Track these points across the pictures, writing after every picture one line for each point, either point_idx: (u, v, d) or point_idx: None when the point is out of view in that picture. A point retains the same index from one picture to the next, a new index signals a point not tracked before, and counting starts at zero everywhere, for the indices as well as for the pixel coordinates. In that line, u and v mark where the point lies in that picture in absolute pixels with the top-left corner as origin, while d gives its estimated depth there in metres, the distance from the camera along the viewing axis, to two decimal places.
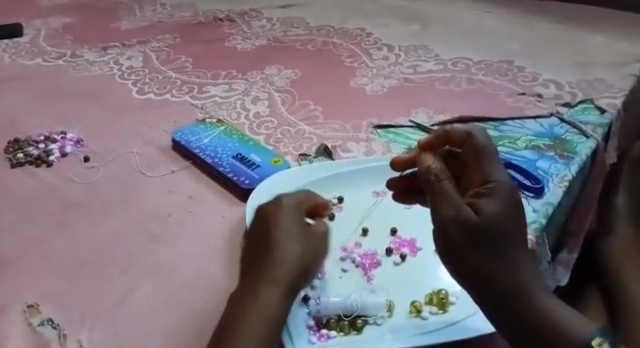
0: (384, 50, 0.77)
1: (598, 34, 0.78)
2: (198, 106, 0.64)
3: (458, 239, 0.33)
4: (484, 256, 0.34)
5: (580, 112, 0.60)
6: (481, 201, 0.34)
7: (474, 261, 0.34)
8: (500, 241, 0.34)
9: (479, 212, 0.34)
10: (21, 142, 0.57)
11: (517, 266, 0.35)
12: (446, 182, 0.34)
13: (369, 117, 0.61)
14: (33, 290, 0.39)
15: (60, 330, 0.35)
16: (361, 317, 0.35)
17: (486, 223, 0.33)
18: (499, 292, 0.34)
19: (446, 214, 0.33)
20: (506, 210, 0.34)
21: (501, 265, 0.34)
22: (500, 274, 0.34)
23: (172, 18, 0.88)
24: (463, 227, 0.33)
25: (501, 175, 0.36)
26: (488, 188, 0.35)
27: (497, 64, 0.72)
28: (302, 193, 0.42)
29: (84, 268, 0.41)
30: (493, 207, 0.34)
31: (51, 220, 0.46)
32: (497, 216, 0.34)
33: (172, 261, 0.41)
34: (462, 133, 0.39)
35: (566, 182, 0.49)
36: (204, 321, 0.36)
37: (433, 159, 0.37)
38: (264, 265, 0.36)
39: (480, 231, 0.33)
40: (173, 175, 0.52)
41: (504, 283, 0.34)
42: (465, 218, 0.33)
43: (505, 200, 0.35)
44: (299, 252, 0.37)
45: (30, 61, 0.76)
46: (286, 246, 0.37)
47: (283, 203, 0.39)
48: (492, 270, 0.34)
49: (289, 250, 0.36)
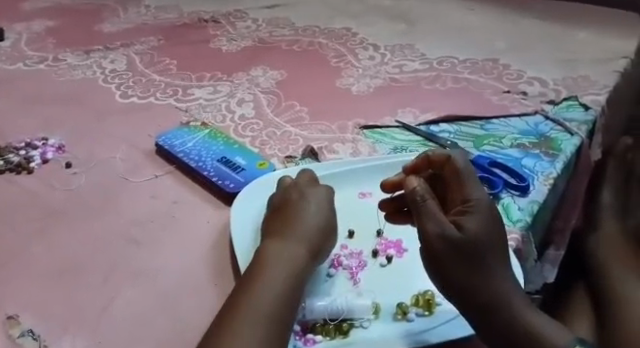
0: (370, 49, 0.76)
1: (581, 31, 0.79)
2: (183, 109, 0.64)
3: (442, 253, 0.33)
4: (467, 266, 0.34)
5: (564, 109, 0.60)
6: (462, 217, 0.35)
7: (462, 263, 0.34)
8: (481, 253, 0.35)
9: (462, 229, 0.34)
10: (2, 149, 0.56)
11: (495, 275, 0.35)
12: (431, 202, 0.34)
13: (355, 118, 0.61)
14: (13, 300, 0.38)
15: (41, 341, 0.34)
16: (347, 321, 0.35)
17: (469, 238, 0.34)
18: (481, 303, 0.35)
19: (431, 230, 0.33)
20: (485, 227, 0.35)
21: (484, 274, 0.35)
22: (484, 279, 0.35)
23: (157, 20, 0.87)
24: (449, 243, 0.33)
25: (481, 194, 0.37)
26: (469, 206, 0.36)
27: (482, 62, 0.72)
28: (324, 188, 0.43)
29: (66, 277, 0.40)
30: (475, 224, 0.34)
31: (32, 228, 0.46)
32: (477, 232, 0.34)
33: (157, 267, 0.41)
34: (441, 156, 0.39)
35: (552, 180, 0.50)
36: (190, 328, 0.35)
37: (417, 180, 0.36)
38: (284, 237, 0.38)
39: (465, 245, 0.34)
40: (157, 180, 0.51)
41: (488, 294, 0.35)
42: (449, 236, 0.33)
43: (486, 218, 0.35)
44: (319, 227, 0.39)
45: (11, 65, 0.75)
46: (307, 217, 0.39)
47: (309, 198, 0.42)
48: (473, 282, 0.34)
49: (310, 225, 0.39)
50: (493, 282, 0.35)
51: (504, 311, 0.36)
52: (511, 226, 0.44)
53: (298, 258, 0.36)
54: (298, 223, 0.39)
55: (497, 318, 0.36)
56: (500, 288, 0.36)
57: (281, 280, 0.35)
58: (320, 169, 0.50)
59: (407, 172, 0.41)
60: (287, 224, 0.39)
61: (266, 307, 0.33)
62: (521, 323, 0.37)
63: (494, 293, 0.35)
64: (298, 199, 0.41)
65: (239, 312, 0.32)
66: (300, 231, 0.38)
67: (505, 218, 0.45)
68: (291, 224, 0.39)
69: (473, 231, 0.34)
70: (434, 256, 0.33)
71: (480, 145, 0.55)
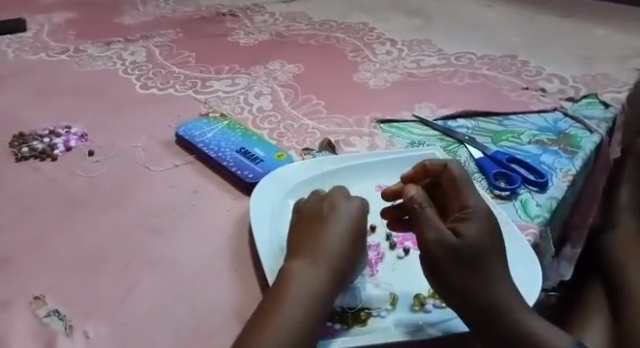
0: (387, 44, 0.76)
1: (602, 28, 0.78)
2: (202, 100, 0.64)
3: (441, 259, 0.33)
4: (468, 271, 0.34)
5: (584, 107, 0.60)
6: (462, 225, 0.35)
7: (461, 268, 0.34)
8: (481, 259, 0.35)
9: (461, 236, 0.34)
10: (26, 136, 0.57)
11: (495, 279, 0.35)
12: (429, 209, 0.34)
13: (372, 112, 0.61)
14: (38, 283, 0.39)
15: (66, 322, 0.35)
16: (365, 310, 0.36)
17: (469, 245, 0.34)
18: (479, 306, 0.35)
19: (432, 238, 0.33)
20: (485, 234, 0.35)
21: (483, 279, 0.35)
22: (481, 282, 0.35)
23: (175, 13, 0.88)
24: (447, 249, 0.33)
25: (480, 200, 0.36)
26: (466, 212, 0.35)
27: (500, 59, 0.72)
28: (358, 202, 0.41)
29: (88, 262, 0.41)
30: (473, 231, 0.34)
31: (55, 214, 0.47)
32: (475, 238, 0.34)
33: (178, 255, 0.42)
34: (439, 165, 0.39)
35: (571, 177, 0.49)
36: (209, 317, 0.36)
37: (416, 188, 0.36)
38: (307, 252, 0.37)
39: (462, 252, 0.34)
40: (177, 170, 0.52)
41: (486, 298, 0.35)
42: (448, 242, 0.33)
43: (486, 224, 0.35)
44: (352, 249, 0.37)
45: (33, 56, 0.76)
46: (341, 237, 0.38)
47: (341, 215, 0.39)
48: (471, 285, 0.35)
49: (345, 246, 0.37)
50: (492, 285, 0.35)
51: (505, 316, 0.35)
52: (529, 221, 0.44)
53: (319, 280, 0.35)
54: (329, 239, 0.37)
55: (495, 324, 0.35)
56: (501, 291, 0.35)
57: (305, 300, 0.34)
58: (341, 160, 0.50)
59: (405, 181, 0.40)
60: (313, 241, 0.38)
61: (287, 328, 0.32)
62: (517, 329, 0.36)
63: (494, 297, 0.35)
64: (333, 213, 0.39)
65: (258, 334, 0.32)
66: (333, 250, 0.37)
67: (523, 213, 0.45)
68: (315, 243, 0.37)
69: (472, 239, 0.34)
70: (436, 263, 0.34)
71: (498, 141, 0.55)
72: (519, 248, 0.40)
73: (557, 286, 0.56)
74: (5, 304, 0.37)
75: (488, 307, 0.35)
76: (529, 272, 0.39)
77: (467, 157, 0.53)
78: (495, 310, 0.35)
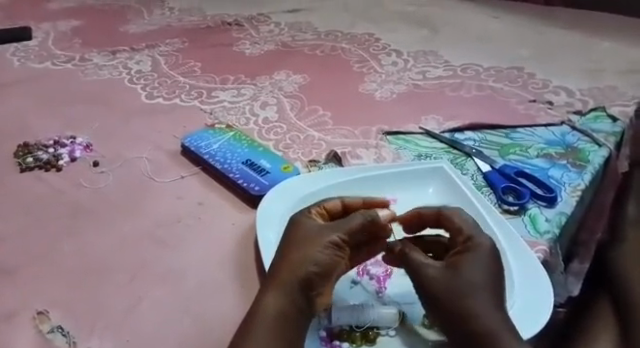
0: (393, 55, 0.76)
1: (607, 40, 0.78)
2: (207, 111, 0.64)
3: (438, 293, 0.33)
4: (461, 298, 0.33)
5: (591, 121, 0.60)
6: (462, 258, 0.34)
7: (456, 297, 0.33)
8: (470, 287, 0.33)
9: (458, 269, 0.34)
10: (31, 146, 0.57)
11: (482, 302, 0.33)
12: (414, 252, 0.36)
13: (378, 124, 0.61)
14: (41, 297, 0.38)
15: (70, 338, 0.34)
16: (373, 329, 0.35)
17: (463, 278, 0.33)
18: (465, 331, 0.32)
19: (430, 273, 0.34)
20: (482, 269, 0.34)
21: (475, 308, 0.33)
22: (472, 307, 0.33)
23: (181, 22, 0.88)
24: (440, 284, 0.33)
25: (482, 238, 0.36)
26: (467, 246, 0.35)
27: (507, 71, 0.71)
28: (314, 209, 0.39)
29: (92, 275, 0.40)
30: (469, 263, 0.34)
31: (60, 226, 0.46)
32: (472, 273, 0.33)
33: (182, 269, 0.41)
34: (431, 212, 0.39)
35: (580, 192, 0.49)
36: (212, 333, 0.35)
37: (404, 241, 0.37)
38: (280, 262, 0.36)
39: (458, 285, 0.33)
40: (183, 181, 0.52)
41: (476, 324, 0.32)
42: (437, 277, 0.34)
43: (486, 258, 0.34)
44: (323, 229, 0.36)
45: (39, 64, 0.76)
46: (308, 225, 0.37)
47: (303, 223, 0.37)
48: (460, 311, 0.33)
49: (308, 237, 0.36)
50: (484, 311, 0.33)
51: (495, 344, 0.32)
52: (537, 237, 0.44)
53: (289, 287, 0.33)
54: (297, 223, 0.38)
55: None
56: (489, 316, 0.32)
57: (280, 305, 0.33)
58: (348, 173, 0.50)
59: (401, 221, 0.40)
60: (286, 255, 0.36)
61: None
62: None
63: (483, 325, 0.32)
64: (310, 209, 0.39)
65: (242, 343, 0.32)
66: (298, 230, 0.36)
67: (532, 229, 0.45)
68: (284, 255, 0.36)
69: (468, 272, 0.34)
70: (433, 295, 0.33)
71: (505, 154, 0.55)
72: (530, 269, 0.39)
73: (565, 302, 0.55)
74: (9, 316, 0.37)
75: (477, 332, 0.32)
76: (536, 302, 0.37)
77: (474, 170, 0.53)
78: (487, 338, 0.32)
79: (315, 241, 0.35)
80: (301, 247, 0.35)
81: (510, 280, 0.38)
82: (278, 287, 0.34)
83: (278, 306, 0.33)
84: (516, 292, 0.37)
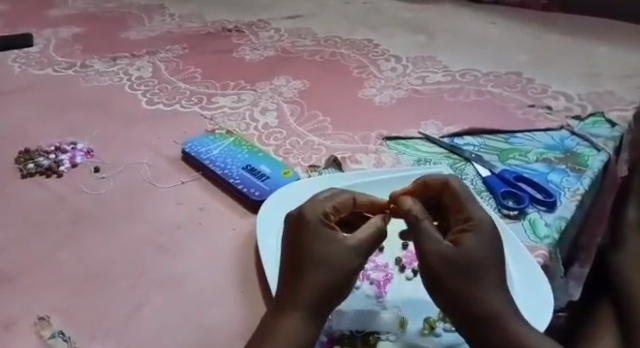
0: (392, 61, 0.77)
1: (604, 45, 0.79)
2: (208, 117, 0.64)
3: (441, 271, 0.31)
4: (465, 279, 0.31)
5: (590, 125, 0.60)
6: (465, 236, 0.33)
7: (460, 275, 0.31)
8: (477, 269, 0.31)
9: (460, 245, 0.32)
10: (32, 152, 0.57)
11: (486, 278, 0.32)
12: (426, 221, 0.33)
13: (377, 129, 0.61)
14: (42, 304, 0.38)
15: (71, 344, 0.35)
16: (373, 334, 0.35)
17: (467, 253, 0.31)
18: (472, 310, 0.31)
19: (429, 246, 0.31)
20: (486, 247, 0.32)
21: (483, 289, 0.31)
22: (478, 287, 0.31)
23: (181, 28, 0.88)
24: (447, 262, 0.31)
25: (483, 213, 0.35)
26: (471, 224, 0.33)
27: (505, 76, 0.72)
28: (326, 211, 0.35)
29: (93, 281, 0.40)
30: (472, 241, 0.32)
31: (61, 232, 0.46)
32: (478, 251, 0.32)
33: (183, 275, 0.41)
34: (438, 181, 0.38)
35: (579, 196, 0.49)
36: (214, 338, 0.35)
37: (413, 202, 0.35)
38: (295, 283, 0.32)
39: (461, 261, 0.31)
40: (183, 187, 0.52)
41: (480, 304, 0.31)
42: (442, 252, 0.31)
43: (487, 236, 0.33)
44: (348, 249, 0.32)
45: (40, 71, 0.76)
46: (328, 242, 0.33)
47: (324, 240, 0.33)
48: (467, 290, 0.31)
49: (329, 255, 0.32)
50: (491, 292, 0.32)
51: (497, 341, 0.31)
52: (537, 242, 0.44)
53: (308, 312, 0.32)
54: (315, 236, 0.33)
55: (491, 336, 0.31)
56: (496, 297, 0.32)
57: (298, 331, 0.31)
58: (343, 179, 0.50)
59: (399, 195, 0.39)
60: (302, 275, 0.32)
61: None
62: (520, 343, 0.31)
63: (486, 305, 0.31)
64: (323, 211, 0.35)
65: None
66: (320, 250, 0.32)
67: (531, 234, 0.45)
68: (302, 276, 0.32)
69: (471, 251, 0.32)
70: (431, 271, 0.31)
71: (505, 159, 0.55)
72: (530, 271, 0.39)
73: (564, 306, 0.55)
74: (9, 323, 0.37)
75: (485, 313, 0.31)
76: (537, 303, 0.37)
77: (474, 175, 0.53)
78: (494, 319, 0.31)
79: (343, 267, 0.32)
80: (323, 270, 0.32)
81: (511, 281, 0.38)
82: (297, 312, 0.32)
83: (302, 334, 0.31)
84: (517, 293, 0.38)
